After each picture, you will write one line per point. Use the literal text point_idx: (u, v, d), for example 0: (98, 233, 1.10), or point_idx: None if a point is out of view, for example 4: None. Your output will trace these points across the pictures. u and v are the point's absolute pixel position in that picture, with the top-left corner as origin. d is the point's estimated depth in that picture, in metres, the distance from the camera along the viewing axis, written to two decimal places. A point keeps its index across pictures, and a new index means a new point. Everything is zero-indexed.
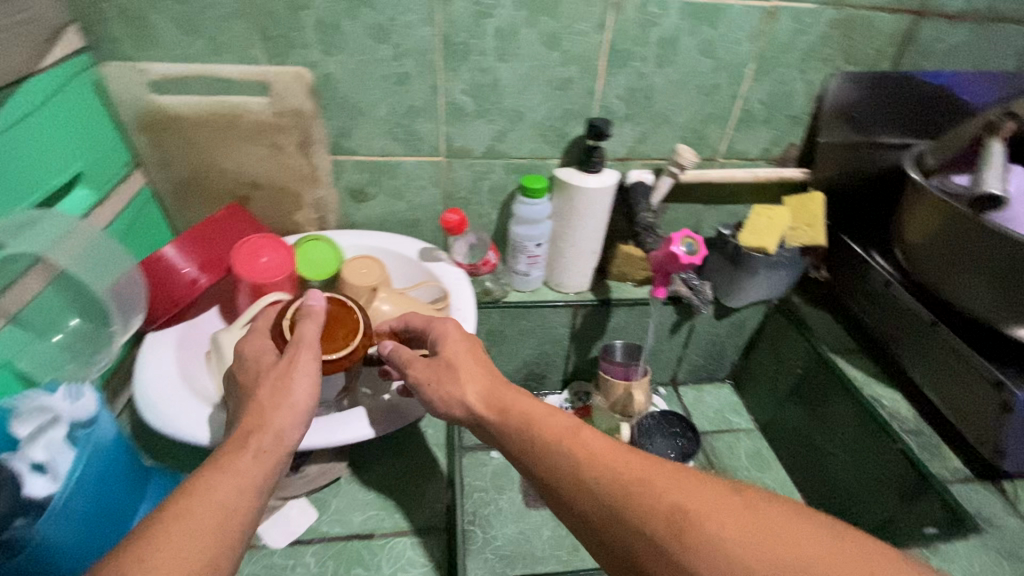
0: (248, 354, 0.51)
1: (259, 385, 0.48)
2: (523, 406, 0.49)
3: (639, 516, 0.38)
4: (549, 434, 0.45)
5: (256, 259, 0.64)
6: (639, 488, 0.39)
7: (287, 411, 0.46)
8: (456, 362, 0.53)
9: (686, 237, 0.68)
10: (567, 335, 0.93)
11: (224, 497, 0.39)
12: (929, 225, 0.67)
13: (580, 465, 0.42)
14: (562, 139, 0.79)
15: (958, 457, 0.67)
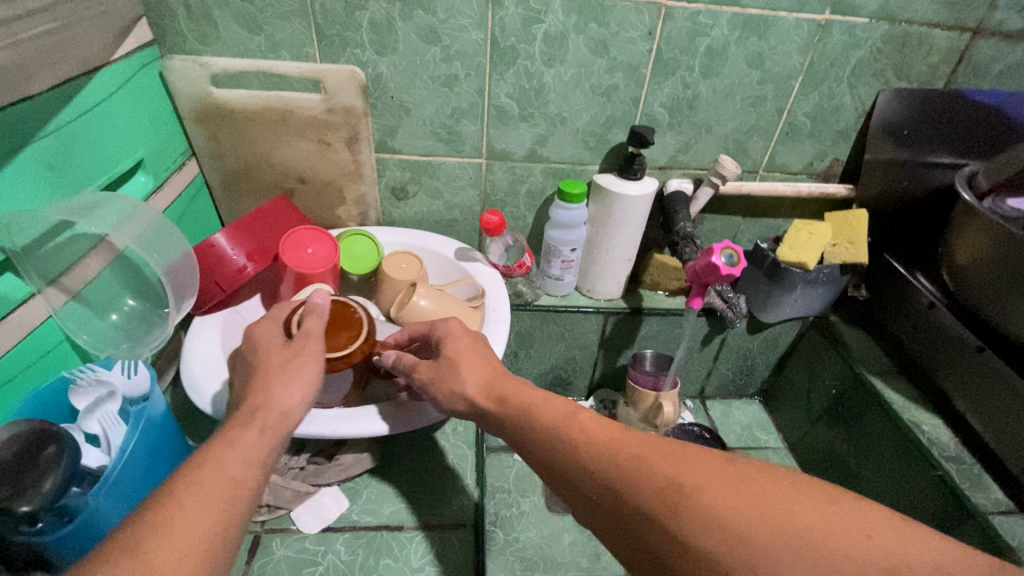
0: (264, 334, 0.52)
1: (267, 366, 0.49)
2: (520, 393, 0.48)
3: (636, 493, 0.38)
4: (546, 418, 0.45)
5: (302, 251, 0.66)
6: (635, 465, 0.39)
7: (293, 389, 0.47)
8: (457, 357, 0.52)
9: (726, 248, 0.67)
10: (596, 342, 0.93)
11: (234, 466, 0.40)
12: (982, 247, 0.65)
13: (577, 448, 0.42)
14: (603, 145, 0.79)
15: (1000, 488, 0.64)
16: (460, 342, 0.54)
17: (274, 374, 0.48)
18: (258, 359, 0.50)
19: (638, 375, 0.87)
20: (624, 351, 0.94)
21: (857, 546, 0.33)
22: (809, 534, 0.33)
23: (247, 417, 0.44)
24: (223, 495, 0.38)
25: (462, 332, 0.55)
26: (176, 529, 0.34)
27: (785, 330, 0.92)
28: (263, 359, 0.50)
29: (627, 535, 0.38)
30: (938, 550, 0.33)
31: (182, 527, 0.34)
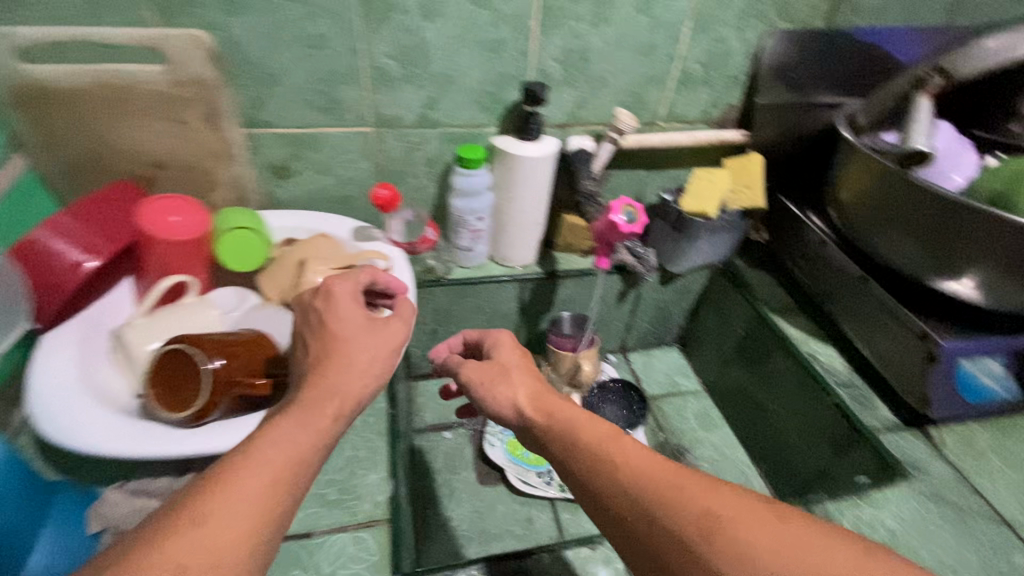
0: (345, 295, 0.49)
1: (356, 331, 0.47)
2: (568, 412, 0.50)
3: (670, 517, 0.39)
4: (589, 438, 0.46)
5: (165, 218, 0.59)
6: (670, 490, 0.40)
7: (363, 375, 0.46)
8: (510, 369, 0.57)
9: (625, 204, 0.66)
10: (516, 310, 0.91)
11: (299, 446, 0.40)
12: (862, 183, 0.68)
13: (616, 470, 0.43)
14: (498, 105, 0.75)
15: (887, 406, 0.70)
16: (511, 354, 0.59)
17: (350, 347, 0.46)
18: (335, 323, 0.48)
19: (556, 339, 0.86)
20: (543, 317, 0.93)
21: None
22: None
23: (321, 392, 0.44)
24: (279, 479, 0.37)
25: (513, 345, 0.60)
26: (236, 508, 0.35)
27: (695, 278, 0.94)
28: (347, 324, 0.48)
29: (646, 542, 0.40)
30: None
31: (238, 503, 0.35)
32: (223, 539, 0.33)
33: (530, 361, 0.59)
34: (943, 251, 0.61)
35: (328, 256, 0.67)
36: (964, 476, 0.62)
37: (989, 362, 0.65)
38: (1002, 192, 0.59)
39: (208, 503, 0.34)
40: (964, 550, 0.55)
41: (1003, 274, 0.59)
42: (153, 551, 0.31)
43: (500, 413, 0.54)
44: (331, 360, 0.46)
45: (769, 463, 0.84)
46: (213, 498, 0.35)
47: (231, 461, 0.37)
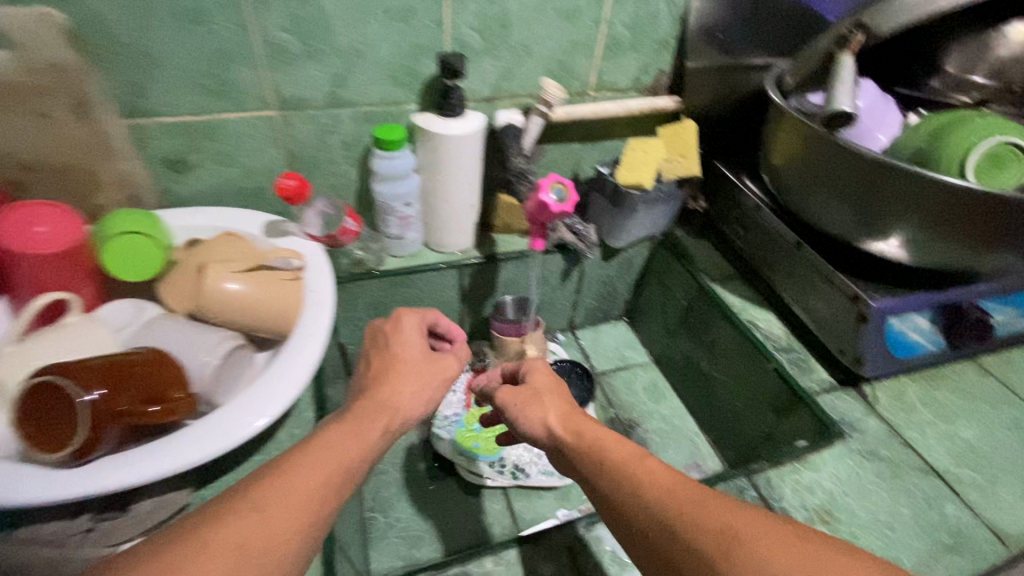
0: (410, 328, 0.56)
1: (419, 356, 0.54)
2: (595, 432, 0.50)
3: (692, 535, 0.39)
4: (617, 456, 0.47)
5: (32, 230, 0.54)
6: (695, 509, 0.41)
7: (419, 394, 0.51)
8: (542, 390, 0.58)
9: (555, 182, 0.63)
10: (457, 297, 0.87)
11: (346, 455, 0.41)
12: (792, 147, 0.67)
13: (640, 488, 0.43)
14: (415, 80, 0.69)
15: (823, 368, 0.71)
16: (541, 377, 0.60)
17: (404, 368, 0.52)
18: (398, 346, 0.54)
19: (500, 326, 0.83)
20: (486, 301, 0.89)
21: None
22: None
23: (370, 404, 0.47)
24: (330, 477, 0.39)
25: (546, 372, 0.61)
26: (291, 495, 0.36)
27: (637, 251, 0.93)
28: (408, 347, 0.54)
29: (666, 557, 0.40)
30: None
31: (294, 494, 0.37)
32: (272, 531, 0.34)
33: (560, 386, 0.59)
34: (869, 212, 0.61)
35: (234, 256, 0.60)
36: (897, 431, 0.64)
37: (918, 318, 0.66)
38: (923, 149, 0.59)
39: (262, 494, 0.36)
40: (898, 505, 0.57)
41: (926, 231, 0.59)
42: (222, 529, 0.33)
43: (532, 436, 0.55)
44: (391, 376, 0.51)
45: (716, 430, 0.85)
46: (267, 491, 0.36)
47: (284, 458, 0.39)
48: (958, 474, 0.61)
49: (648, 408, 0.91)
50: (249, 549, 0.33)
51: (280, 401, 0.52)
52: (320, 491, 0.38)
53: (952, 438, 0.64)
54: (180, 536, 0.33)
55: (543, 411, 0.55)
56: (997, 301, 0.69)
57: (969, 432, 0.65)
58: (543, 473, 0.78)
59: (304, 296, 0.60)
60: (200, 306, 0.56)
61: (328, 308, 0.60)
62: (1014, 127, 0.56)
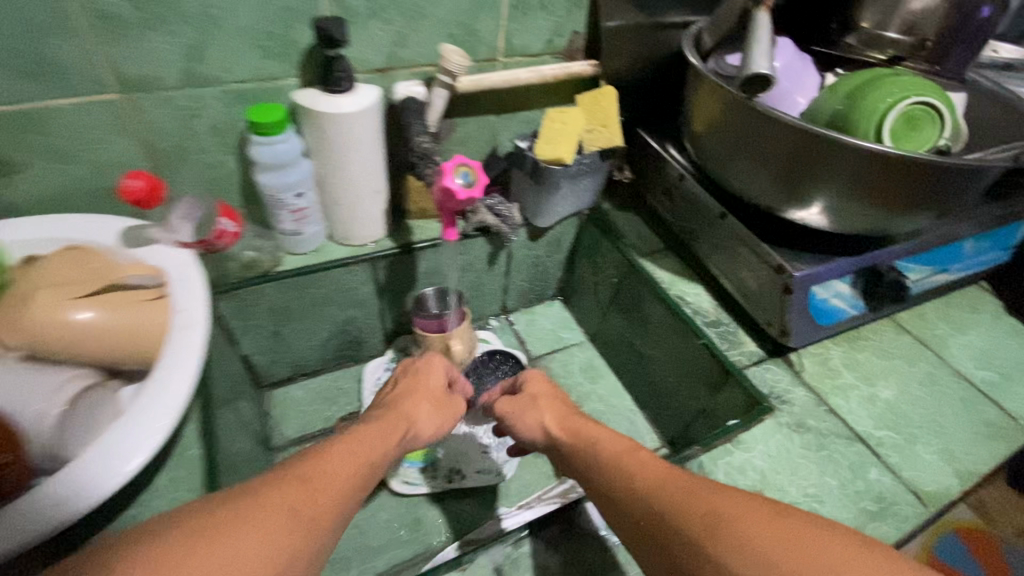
0: (439, 369, 0.66)
1: (439, 386, 0.64)
2: (591, 431, 0.57)
3: (677, 518, 0.43)
4: (614, 453, 0.52)
5: None
6: (678, 494, 0.44)
7: (437, 418, 0.60)
8: (536, 397, 0.64)
9: (460, 164, 0.56)
10: (374, 293, 0.79)
11: (372, 455, 0.47)
12: (711, 114, 0.63)
13: (633, 479, 0.48)
14: (291, 50, 0.59)
15: (752, 340, 0.69)
16: (535, 384, 0.67)
17: (424, 389, 0.62)
18: (426, 375, 0.64)
19: (421, 322, 0.76)
20: (408, 293, 0.81)
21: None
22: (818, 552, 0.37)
23: (387, 418, 0.54)
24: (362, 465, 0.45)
25: (543, 379, 0.68)
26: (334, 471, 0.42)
27: (565, 228, 0.88)
28: (432, 377, 0.64)
29: (657, 534, 0.44)
30: None
31: (335, 471, 0.42)
32: (318, 500, 0.39)
33: (556, 394, 0.66)
34: (789, 182, 0.59)
35: (78, 279, 0.50)
36: (823, 399, 0.64)
37: (840, 284, 0.66)
38: (842, 111, 0.56)
39: (311, 472, 0.41)
40: (826, 476, 0.57)
41: (845, 198, 0.57)
42: (278, 493, 0.37)
43: (540, 440, 0.61)
44: (413, 395, 0.60)
45: (652, 406, 0.84)
46: (311, 469, 0.41)
47: (314, 452, 0.44)
48: (880, 437, 0.62)
49: (585, 390, 0.88)
50: (298, 513, 0.37)
51: (140, 453, 0.43)
52: (352, 477, 0.43)
53: (873, 400, 0.65)
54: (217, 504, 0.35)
55: (538, 415, 0.62)
56: (912, 260, 0.69)
57: (888, 391, 0.66)
58: (480, 473, 0.75)
59: (170, 320, 0.51)
60: (34, 342, 0.46)
61: (201, 331, 0.51)
62: (929, 85, 0.54)
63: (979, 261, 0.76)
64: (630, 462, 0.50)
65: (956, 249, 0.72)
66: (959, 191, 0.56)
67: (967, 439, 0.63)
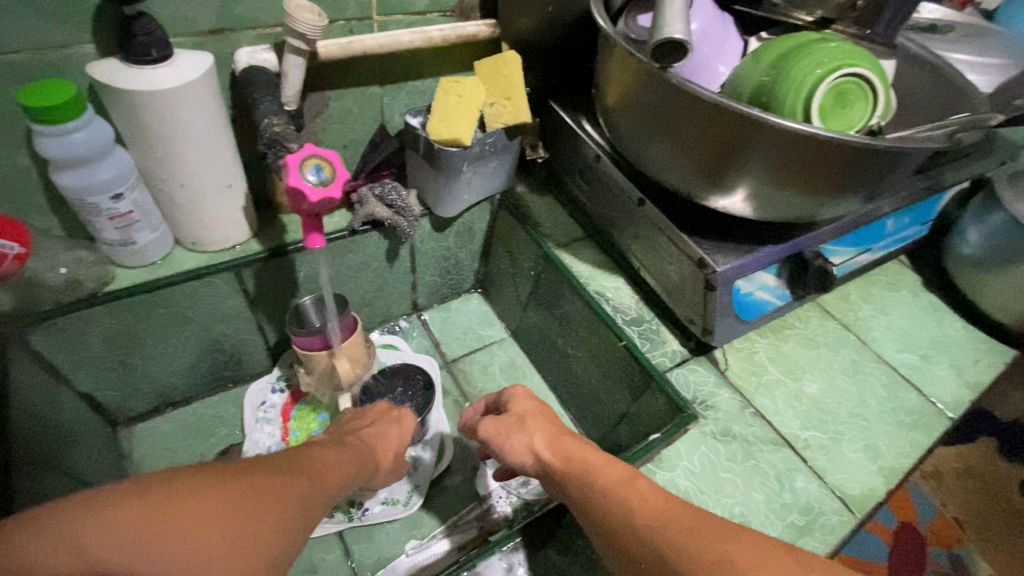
0: (407, 425, 0.59)
1: (394, 438, 0.57)
2: (586, 455, 0.46)
3: (684, 566, 0.33)
4: (608, 482, 0.42)
5: None
6: (686, 539, 0.35)
7: (388, 465, 0.56)
8: (526, 417, 0.54)
9: (310, 156, 0.44)
10: (246, 306, 0.66)
11: (337, 480, 0.41)
12: (625, 88, 0.54)
13: (630, 511, 0.39)
14: (75, 8, 0.45)
15: (675, 338, 0.63)
16: (522, 400, 0.57)
17: (389, 431, 0.57)
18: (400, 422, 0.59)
19: (301, 340, 0.64)
20: (290, 302, 0.69)
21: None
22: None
23: (353, 448, 0.50)
24: (345, 477, 0.44)
25: (529, 395, 0.58)
26: (328, 475, 0.41)
27: (475, 216, 0.78)
28: (387, 431, 0.57)
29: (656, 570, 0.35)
30: None
31: (329, 475, 0.41)
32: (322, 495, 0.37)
33: (546, 411, 0.56)
34: (711, 165, 0.52)
35: None
36: (749, 401, 0.59)
37: (765, 276, 0.60)
38: (766, 84, 0.48)
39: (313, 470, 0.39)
40: (752, 490, 0.53)
41: (773, 183, 0.50)
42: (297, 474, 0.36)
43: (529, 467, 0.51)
44: (376, 436, 0.55)
45: (577, 408, 0.77)
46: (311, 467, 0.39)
47: (300, 461, 0.39)
48: (807, 439, 0.58)
49: None
50: (311, 504, 0.35)
51: None
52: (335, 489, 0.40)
53: (799, 397, 0.61)
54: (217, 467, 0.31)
55: (527, 437, 0.52)
56: (837, 242, 0.64)
57: (814, 386, 0.62)
58: (384, 505, 0.67)
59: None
60: None
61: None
62: (862, 54, 0.47)
63: (900, 237, 0.73)
64: (614, 500, 0.41)
65: (878, 228, 0.68)
66: (893, 171, 0.49)
67: (891, 433, 0.60)
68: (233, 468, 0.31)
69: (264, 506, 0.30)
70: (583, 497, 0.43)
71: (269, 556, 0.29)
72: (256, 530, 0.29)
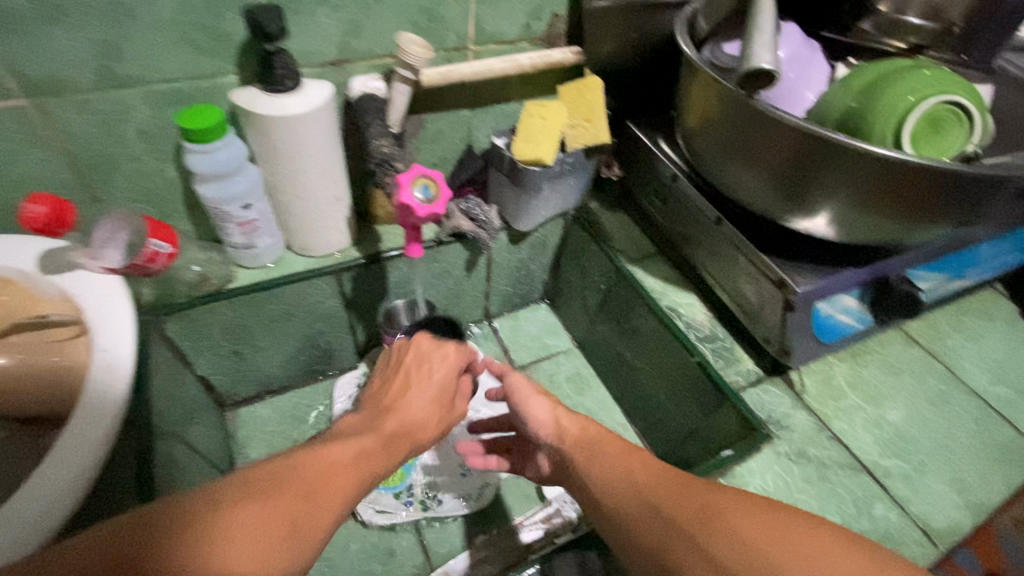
0: (441, 367, 0.59)
1: (424, 391, 0.56)
2: (597, 433, 0.53)
3: (675, 509, 0.41)
4: (612, 451, 0.50)
5: None
6: (676, 488, 0.43)
7: (432, 415, 0.54)
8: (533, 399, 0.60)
9: (419, 176, 0.49)
10: (341, 307, 0.73)
11: (343, 482, 0.41)
12: (708, 111, 0.56)
13: (630, 474, 0.46)
14: (225, 45, 0.52)
15: (750, 357, 0.64)
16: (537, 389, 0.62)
17: (416, 390, 0.56)
18: (431, 370, 0.58)
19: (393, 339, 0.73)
20: (378, 305, 0.75)
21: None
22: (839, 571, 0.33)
23: (379, 416, 0.52)
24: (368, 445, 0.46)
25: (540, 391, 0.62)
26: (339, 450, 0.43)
27: (549, 230, 0.81)
28: (428, 376, 0.58)
29: (650, 515, 0.42)
30: None
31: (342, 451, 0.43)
32: (332, 476, 0.40)
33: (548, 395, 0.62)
34: (793, 187, 0.53)
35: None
36: (825, 424, 0.59)
37: (847, 299, 0.60)
38: (855, 110, 0.49)
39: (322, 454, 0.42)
40: (826, 513, 0.52)
41: (856, 207, 0.51)
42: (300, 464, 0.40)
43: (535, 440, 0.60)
44: (408, 409, 0.53)
45: (644, 421, 0.78)
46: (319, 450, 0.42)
47: (276, 479, 0.38)
48: (887, 467, 0.56)
49: (571, 403, 0.83)
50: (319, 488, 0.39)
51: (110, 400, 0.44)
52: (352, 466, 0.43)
53: (880, 424, 0.60)
54: (226, 490, 0.35)
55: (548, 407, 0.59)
56: (925, 267, 0.63)
57: (896, 413, 0.61)
58: (457, 500, 0.71)
59: (85, 397, 0.44)
60: None
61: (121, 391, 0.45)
62: (957, 80, 0.47)
63: (997, 265, 0.69)
64: (597, 462, 0.50)
65: (972, 254, 0.66)
66: (985, 199, 0.49)
67: (981, 467, 0.57)
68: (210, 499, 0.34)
69: (264, 514, 0.35)
70: (570, 460, 0.53)
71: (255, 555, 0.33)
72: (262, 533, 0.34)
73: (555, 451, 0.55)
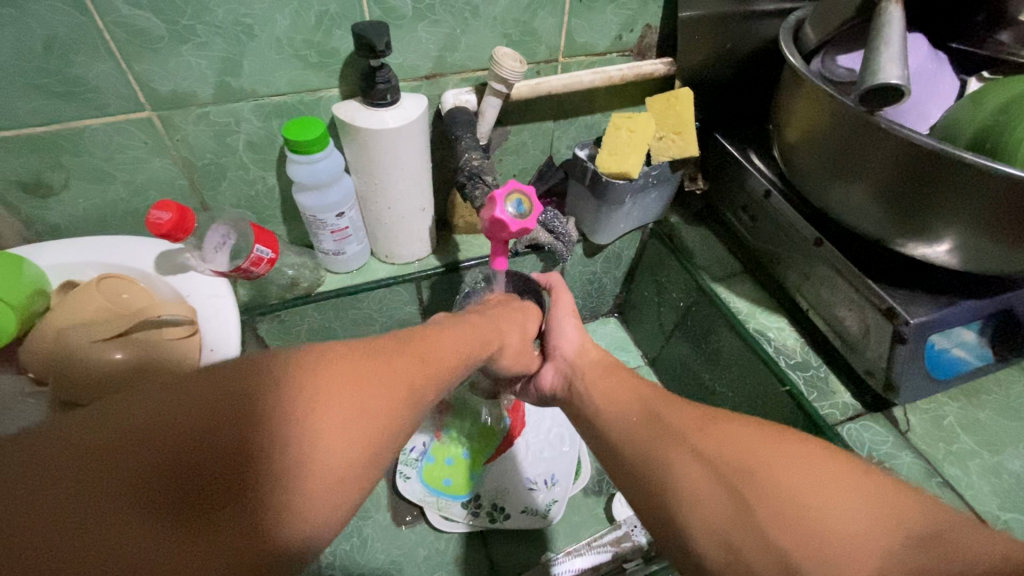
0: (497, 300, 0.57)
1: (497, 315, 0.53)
2: (598, 359, 0.55)
3: (672, 415, 0.42)
4: (611, 373, 0.52)
5: None
6: (671, 405, 0.43)
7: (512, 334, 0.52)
8: (563, 323, 0.59)
9: (513, 191, 0.49)
10: (418, 313, 0.75)
11: (447, 363, 0.38)
12: (813, 125, 0.53)
13: (630, 393, 0.47)
14: (331, 60, 0.54)
15: (847, 389, 0.59)
16: (563, 298, 0.62)
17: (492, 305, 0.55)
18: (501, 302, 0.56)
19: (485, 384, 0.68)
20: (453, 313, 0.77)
21: (878, 544, 0.29)
22: (829, 482, 0.32)
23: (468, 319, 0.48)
24: (463, 344, 0.43)
25: (571, 307, 0.61)
26: (438, 335, 0.40)
27: (625, 244, 0.80)
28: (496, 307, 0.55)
29: (646, 423, 0.42)
30: (921, 506, 0.31)
31: (442, 337, 0.41)
32: (435, 356, 0.38)
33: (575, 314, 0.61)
34: (910, 209, 0.48)
35: (116, 311, 0.50)
36: (935, 468, 0.54)
37: (965, 332, 0.55)
38: (990, 128, 0.44)
39: (421, 334, 0.39)
40: None
41: (984, 235, 0.46)
42: (408, 340, 0.37)
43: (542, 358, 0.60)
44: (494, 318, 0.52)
45: None
46: (420, 332, 0.39)
47: (388, 344, 0.35)
48: (1007, 521, 0.50)
49: None
50: (426, 362, 0.36)
51: None
52: (452, 358, 0.39)
53: (998, 472, 0.53)
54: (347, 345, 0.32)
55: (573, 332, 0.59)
56: None
57: (1018, 461, 0.54)
58: (523, 513, 0.71)
59: None
60: (67, 369, 0.46)
61: None
62: None
63: None
64: (606, 379, 0.51)
65: None
66: None
67: None
68: (324, 349, 0.31)
69: (382, 370, 0.32)
70: (576, 375, 0.54)
71: (375, 408, 0.30)
72: (381, 391, 0.31)
73: (561, 362, 0.57)
